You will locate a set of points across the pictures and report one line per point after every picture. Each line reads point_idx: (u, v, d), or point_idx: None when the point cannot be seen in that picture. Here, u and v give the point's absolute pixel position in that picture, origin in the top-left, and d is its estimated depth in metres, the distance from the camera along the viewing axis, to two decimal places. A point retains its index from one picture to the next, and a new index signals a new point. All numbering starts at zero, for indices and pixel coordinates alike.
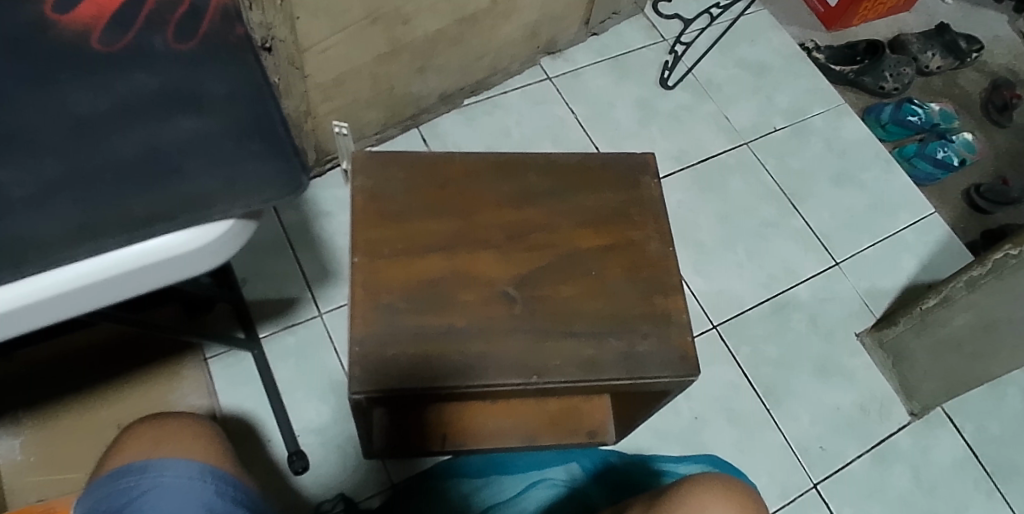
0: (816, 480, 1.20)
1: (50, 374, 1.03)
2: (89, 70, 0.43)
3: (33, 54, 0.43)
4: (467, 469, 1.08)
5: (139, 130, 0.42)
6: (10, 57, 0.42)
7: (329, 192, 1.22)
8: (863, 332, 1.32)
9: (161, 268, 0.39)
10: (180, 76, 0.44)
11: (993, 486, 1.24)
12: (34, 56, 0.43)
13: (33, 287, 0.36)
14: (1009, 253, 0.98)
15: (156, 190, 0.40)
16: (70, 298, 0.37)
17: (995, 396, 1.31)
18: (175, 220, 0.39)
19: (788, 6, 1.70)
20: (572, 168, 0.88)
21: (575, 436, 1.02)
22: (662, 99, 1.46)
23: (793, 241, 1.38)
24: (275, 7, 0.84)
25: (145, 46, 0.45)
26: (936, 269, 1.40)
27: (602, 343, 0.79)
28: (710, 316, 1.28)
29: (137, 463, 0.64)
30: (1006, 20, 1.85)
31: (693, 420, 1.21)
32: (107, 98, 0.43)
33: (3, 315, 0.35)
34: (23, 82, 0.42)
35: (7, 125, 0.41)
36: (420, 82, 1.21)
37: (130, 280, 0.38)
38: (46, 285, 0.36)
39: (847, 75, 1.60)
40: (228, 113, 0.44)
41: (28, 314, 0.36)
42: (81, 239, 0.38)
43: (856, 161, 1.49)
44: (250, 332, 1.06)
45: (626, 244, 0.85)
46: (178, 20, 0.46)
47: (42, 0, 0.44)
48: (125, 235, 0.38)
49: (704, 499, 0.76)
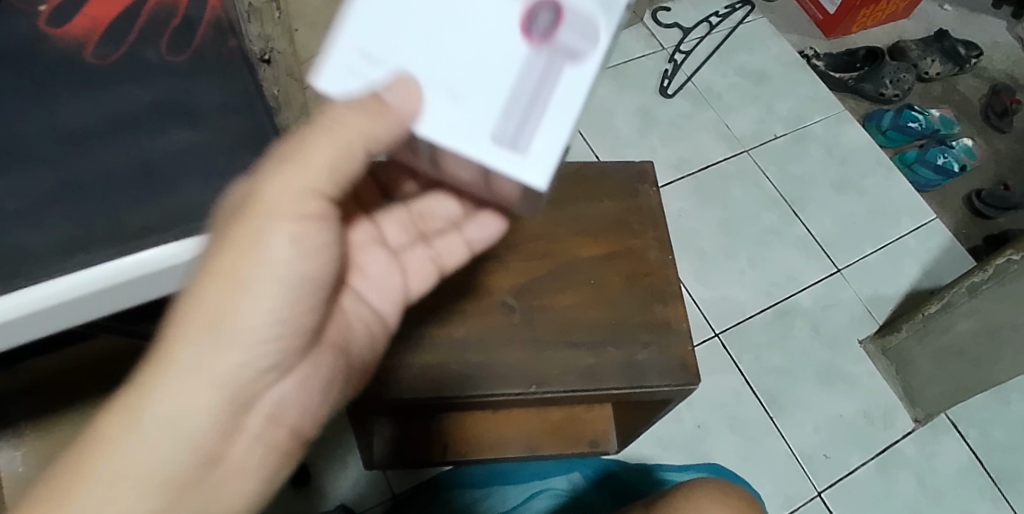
0: (820, 488, 1.19)
1: None
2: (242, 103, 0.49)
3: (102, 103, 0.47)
4: (471, 479, 1.08)
5: (130, 141, 0.46)
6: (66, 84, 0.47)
7: None
8: (865, 339, 1.31)
9: (156, 278, 0.44)
10: (170, 88, 0.49)
11: (999, 494, 1.23)
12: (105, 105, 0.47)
13: (44, 292, 0.41)
14: (1011, 258, 0.99)
15: (150, 200, 0.45)
16: (76, 305, 0.42)
17: (1000, 403, 1.30)
18: (165, 232, 0.44)
19: (788, 14, 1.71)
20: (572, 177, 0.89)
21: (576, 446, 1.02)
22: (662, 107, 1.46)
23: (795, 248, 1.38)
24: (273, 20, 0.85)
25: (138, 59, 0.49)
26: (938, 276, 1.39)
27: (602, 353, 0.79)
28: (711, 324, 1.28)
29: None
30: (1005, 25, 1.85)
31: (695, 428, 1.20)
32: (98, 112, 0.47)
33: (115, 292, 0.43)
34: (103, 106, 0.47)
35: (72, 128, 0.46)
36: None
37: (116, 292, 0.43)
38: (64, 289, 0.42)
39: (847, 82, 1.60)
40: (221, 124, 0.48)
41: (57, 314, 0.42)
42: (75, 251, 0.43)
43: (857, 167, 1.49)
44: None
45: (624, 253, 0.85)
46: (172, 33, 0.51)
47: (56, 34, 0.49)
48: (117, 248, 0.43)
49: (701, 504, 0.76)
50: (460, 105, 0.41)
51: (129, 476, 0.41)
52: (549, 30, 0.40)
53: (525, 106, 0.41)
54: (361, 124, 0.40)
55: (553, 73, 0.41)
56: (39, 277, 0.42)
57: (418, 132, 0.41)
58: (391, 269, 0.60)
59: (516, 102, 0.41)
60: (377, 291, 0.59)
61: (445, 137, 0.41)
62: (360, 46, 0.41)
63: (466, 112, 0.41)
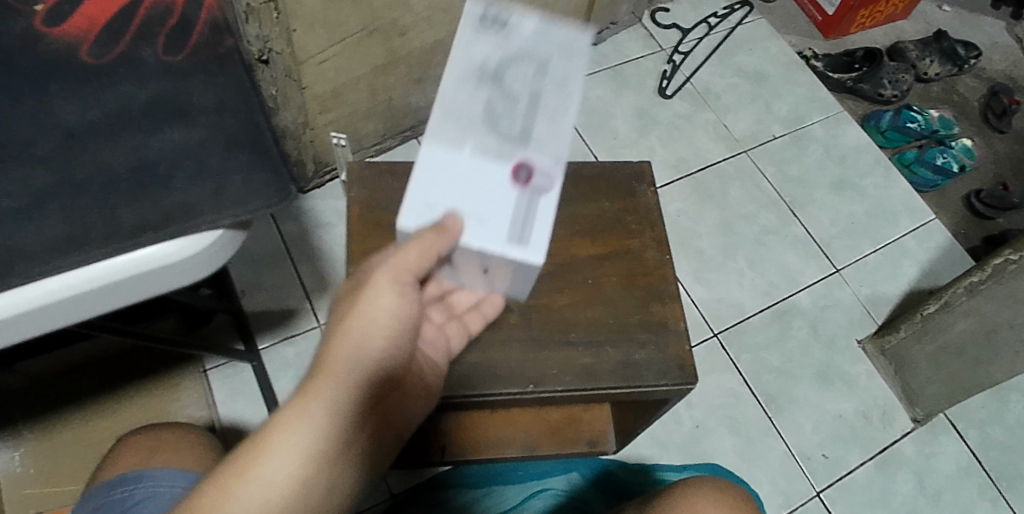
0: (818, 488, 1.19)
1: (57, 380, 1.04)
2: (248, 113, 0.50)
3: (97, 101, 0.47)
4: (469, 479, 1.07)
5: (127, 139, 0.47)
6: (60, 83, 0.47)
7: (328, 203, 1.23)
8: (864, 339, 1.31)
9: (154, 276, 0.44)
10: (166, 87, 0.49)
11: (998, 494, 1.23)
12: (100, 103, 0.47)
13: (41, 290, 0.41)
14: (1009, 258, 0.98)
15: (145, 198, 0.45)
16: (75, 301, 0.42)
17: (999, 403, 1.30)
18: (163, 230, 0.44)
19: (786, 14, 1.71)
20: (570, 177, 0.89)
21: (575, 446, 1.03)
22: (661, 108, 1.47)
23: (794, 248, 1.38)
24: (272, 21, 0.85)
25: (135, 58, 0.49)
26: (937, 276, 1.39)
27: (599, 352, 0.79)
28: (710, 324, 1.28)
29: (132, 473, 0.66)
30: (1004, 26, 1.85)
31: (694, 428, 1.20)
32: (94, 111, 0.47)
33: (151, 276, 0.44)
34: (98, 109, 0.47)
35: (68, 128, 0.46)
36: (418, 93, 1.22)
37: (115, 289, 0.43)
38: (62, 286, 0.41)
39: (846, 83, 1.60)
40: (216, 123, 0.49)
41: (56, 310, 0.42)
42: (68, 249, 0.42)
43: (856, 168, 1.49)
44: (250, 342, 1.07)
45: (622, 253, 0.85)
46: (168, 33, 0.51)
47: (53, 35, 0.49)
48: (113, 246, 0.43)
49: (697, 502, 0.76)
50: (487, 224, 0.63)
51: (292, 447, 0.55)
52: (529, 178, 0.63)
53: (522, 224, 0.63)
54: (427, 249, 0.62)
55: (534, 201, 0.63)
56: (34, 276, 0.41)
57: (463, 242, 0.62)
58: (440, 333, 0.74)
59: (517, 225, 0.63)
60: (433, 349, 0.73)
61: (485, 243, 0.62)
62: (424, 199, 0.63)
63: (490, 229, 0.63)
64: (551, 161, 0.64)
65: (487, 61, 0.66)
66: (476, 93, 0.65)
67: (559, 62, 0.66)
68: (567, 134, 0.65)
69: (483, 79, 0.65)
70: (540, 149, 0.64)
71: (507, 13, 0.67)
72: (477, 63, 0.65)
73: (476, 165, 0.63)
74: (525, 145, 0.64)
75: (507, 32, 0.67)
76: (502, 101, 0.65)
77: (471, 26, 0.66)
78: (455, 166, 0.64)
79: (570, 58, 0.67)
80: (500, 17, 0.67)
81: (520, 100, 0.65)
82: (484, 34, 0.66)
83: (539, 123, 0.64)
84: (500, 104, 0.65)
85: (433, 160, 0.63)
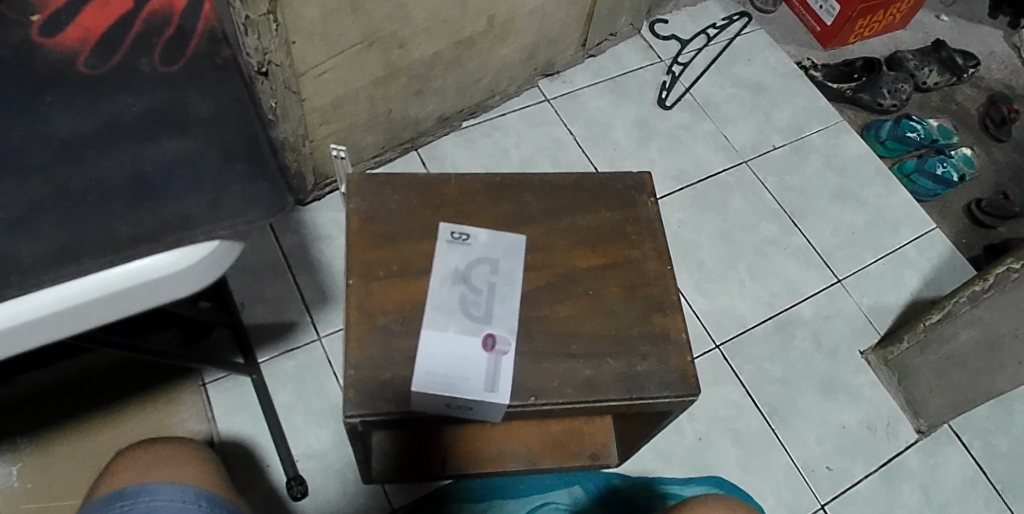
0: (823, 501, 1.18)
1: (55, 394, 1.03)
2: (242, 131, 0.48)
3: (97, 110, 0.48)
4: (472, 494, 1.07)
5: (126, 152, 0.47)
6: (57, 92, 0.48)
7: (328, 215, 1.23)
8: (868, 350, 1.30)
9: (150, 289, 0.41)
10: (164, 97, 0.49)
11: (1003, 505, 1.22)
12: (100, 113, 0.48)
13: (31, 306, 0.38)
14: (1011, 267, 0.99)
15: (143, 211, 0.45)
16: (67, 316, 0.39)
17: (1003, 413, 1.29)
18: (157, 241, 0.44)
19: (785, 25, 1.72)
20: (571, 187, 0.88)
21: (577, 459, 1.01)
22: (661, 118, 1.46)
23: (795, 258, 1.38)
24: (271, 33, 0.83)
25: (133, 68, 0.50)
26: (939, 286, 1.39)
27: (601, 364, 0.78)
28: (711, 335, 1.28)
29: (131, 488, 0.65)
30: (1001, 36, 1.86)
31: (696, 440, 1.19)
32: (93, 120, 0.47)
33: (138, 289, 0.40)
34: (97, 117, 0.48)
35: (63, 139, 0.46)
36: (418, 104, 1.22)
37: (114, 304, 0.40)
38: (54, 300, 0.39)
39: (846, 93, 1.61)
40: (214, 134, 0.48)
41: (45, 325, 0.39)
42: (63, 260, 0.42)
43: (857, 178, 1.49)
44: (250, 357, 1.05)
45: (623, 263, 0.85)
46: (166, 42, 0.51)
47: (47, 44, 0.49)
48: (110, 257, 0.43)
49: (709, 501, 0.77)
50: (462, 384, 0.75)
51: None
52: (497, 346, 0.77)
53: (494, 380, 0.75)
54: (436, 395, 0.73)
55: (497, 361, 0.77)
56: (28, 287, 0.41)
57: (449, 392, 0.74)
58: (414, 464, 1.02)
59: (490, 376, 0.75)
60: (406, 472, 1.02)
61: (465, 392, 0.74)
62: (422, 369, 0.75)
63: (465, 384, 0.75)
64: (511, 334, 0.78)
65: (457, 265, 0.82)
66: (452, 288, 0.80)
67: (512, 259, 0.83)
68: (518, 311, 0.80)
69: (457, 278, 0.81)
70: (502, 325, 0.79)
71: (469, 229, 0.84)
72: (451, 266, 0.81)
73: (458, 342, 0.77)
74: (487, 323, 0.79)
75: (470, 243, 0.84)
76: (472, 292, 0.81)
77: (443, 243, 0.83)
78: (442, 343, 0.77)
79: (518, 255, 0.83)
80: (463, 233, 0.84)
81: (482, 291, 0.81)
82: (453, 247, 0.83)
83: (500, 305, 0.80)
84: (471, 296, 0.80)
85: (428, 339, 0.76)
